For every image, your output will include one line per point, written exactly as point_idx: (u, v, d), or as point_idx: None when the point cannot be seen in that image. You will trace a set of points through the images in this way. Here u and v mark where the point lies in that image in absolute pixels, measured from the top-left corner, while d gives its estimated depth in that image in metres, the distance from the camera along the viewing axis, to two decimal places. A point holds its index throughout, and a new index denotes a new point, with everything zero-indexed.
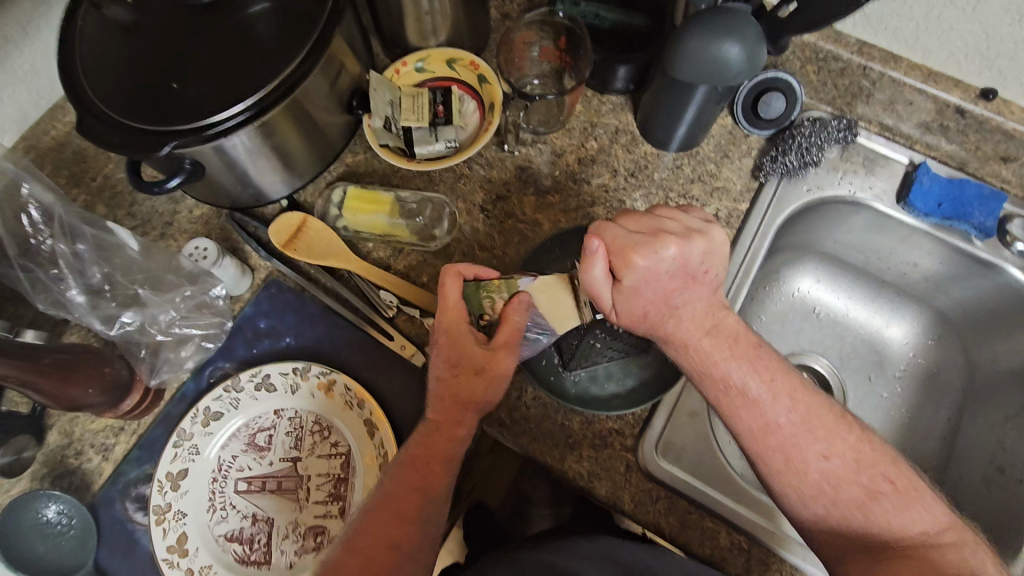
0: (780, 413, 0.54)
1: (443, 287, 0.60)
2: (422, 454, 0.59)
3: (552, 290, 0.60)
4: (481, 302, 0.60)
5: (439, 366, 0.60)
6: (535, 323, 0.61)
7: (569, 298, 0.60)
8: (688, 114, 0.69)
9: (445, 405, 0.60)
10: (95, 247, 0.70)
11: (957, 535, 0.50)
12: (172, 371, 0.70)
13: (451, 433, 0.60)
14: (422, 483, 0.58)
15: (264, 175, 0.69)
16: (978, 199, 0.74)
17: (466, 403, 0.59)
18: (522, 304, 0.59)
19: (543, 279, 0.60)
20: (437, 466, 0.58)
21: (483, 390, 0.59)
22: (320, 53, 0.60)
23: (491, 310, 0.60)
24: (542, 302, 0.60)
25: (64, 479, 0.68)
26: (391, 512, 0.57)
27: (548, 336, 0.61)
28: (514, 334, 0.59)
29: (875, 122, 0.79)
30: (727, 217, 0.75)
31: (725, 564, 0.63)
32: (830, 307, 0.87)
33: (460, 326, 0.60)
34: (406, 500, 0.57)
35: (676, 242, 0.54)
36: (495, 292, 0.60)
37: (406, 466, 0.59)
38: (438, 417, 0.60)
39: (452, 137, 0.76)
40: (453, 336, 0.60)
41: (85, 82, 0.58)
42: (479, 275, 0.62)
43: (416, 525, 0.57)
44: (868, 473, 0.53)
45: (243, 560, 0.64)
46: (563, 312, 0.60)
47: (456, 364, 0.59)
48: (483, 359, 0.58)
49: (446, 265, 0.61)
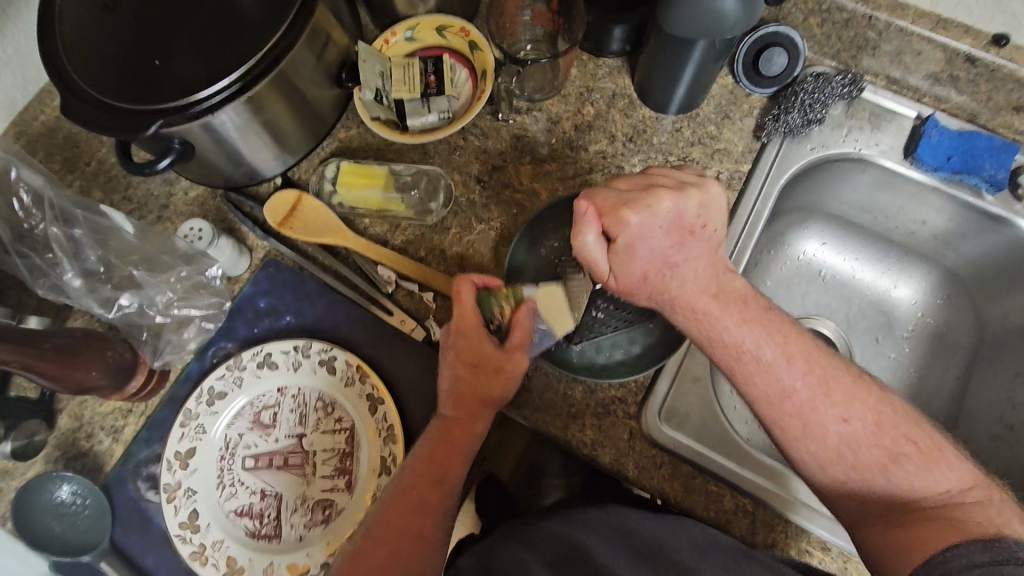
0: (796, 378, 0.53)
1: (458, 294, 0.60)
2: (441, 450, 0.59)
3: (552, 297, 0.59)
4: (492, 308, 0.59)
5: (457, 368, 0.60)
6: (537, 329, 0.59)
7: (568, 308, 0.59)
8: (687, 74, 0.66)
9: (462, 402, 0.60)
10: (92, 231, 0.71)
11: (983, 494, 0.49)
12: (175, 352, 0.72)
13: (470, 429, 0.60)
14: (444, 476, 0.58)
15: (256, 153, 0.68)
16: (989, 150, 0.71)
17: (485, 400, 0.60)
18: (529, 311, 0.58)
19: (545, 288, 0.59)
20: (454, 462, 0.59)
21: (501, 388, 0.60)
22: (303, 23, 0.59)
23: (501, 315, 0.59)
24: (544, 307, 0.59)
25: (77, 460, 0.70)
26: (410, 505, 0.57)
27: (550, 339, 0.60)
28: (526, 338, 0.59)
29: (881, 76, 0.77)
30: (729, 178, 0.73)
31: (731, 526, 0.63)
32: (837, 270, 0.85)
33: (476, 330, 0.59)
34: (423, 492, 0.58)
35: (670, 196, 0.54)
36: (504, 297, 0.59)
37: (423, 461, 0.59)
38: (456, 413, 0.60)
39: (445, 107, 0.74)
40: (470, 339, 0.59)
41: (70, 64, 0.58)
42: (489, 283, 0.61)
43: (434, 518, 0.57)
44: (890, 435, 0.51)
45: (255, 534, 0.66)
46: (561, 317, 0.59)
47: (474, 367, 0.59)
48: (503, 363, 0.59)
49: (459, 274, 0.61)
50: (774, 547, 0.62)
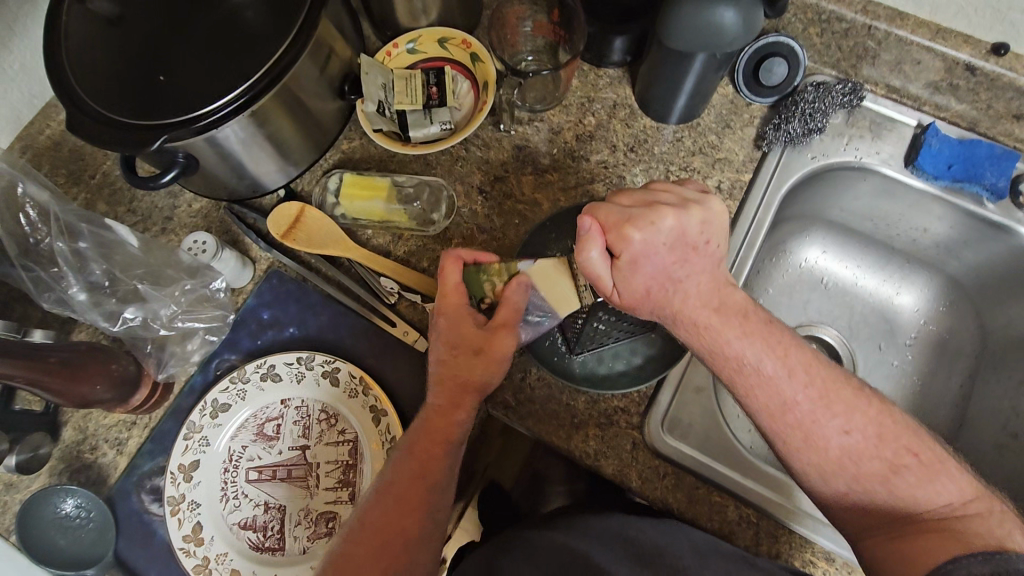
0: (797, 390, 0.53)
1: (443, 271, 0.61)
2: (424, 440, 0.59)
3: (550, 274, 0.61)
4: (482, 285, 0.61)
5: (440, 347, 0.61)
6: (535, 304, 0.62)
7: (569, 283, 0.62)
8: (688, 85, 0.67)
9: (444, 386, 0.60)
10: (97, 244, 0.71)
11: (984, 505, 0.48)
12: (179, 364, 0.72)
13: (452, 417, 0.60)
14: (426, 470, 0.58)
15: (259, 165, 0.68)
16: (989, 158, 0.72)
17: (466, 384, 0.60)
18: (522, 285, 0.60)
19: (542, 263, 0.61)
20: (437, 452, 0.59)
21: (482, 370, 0.59)
22: (307, 36, 0.59)
23: (491, 293, 0.61)
24: (542, 284, 0.61)
25: (81, 473, 0.70)
26: (395, 500, 0.57)
27: (551, 319, 0.62)
28: (512, 315, 0.60)
29: (881, 85, 0.77)
30: (730, 187, 0.74)
31: (735, 538, 0.63)
32: (839, 278, 0.85)
33: (459, 308, 0.60)
34: (407, 487, 0.58)
35: (673, 212, 0.55)
36: (496, 275, 0.61)
37: (406, 455, 0.59)
38: (439, 400, 0.60)
39: (446, 119, 0.75)
40: (451, 318, 0.60)
41: (76, 80, 0.58)
42: (478, 259, 0.62)
43: (421, 511, 0.57)
44: (891, 447, 0.51)
45: (258, 546, 0.66)
46: (563, 295, 0.62)
47: (457, 344, 0.60)
48: (483, 341, 0.59)
49: (444, 251, 0.61)
50: (779, 558, 0.62)
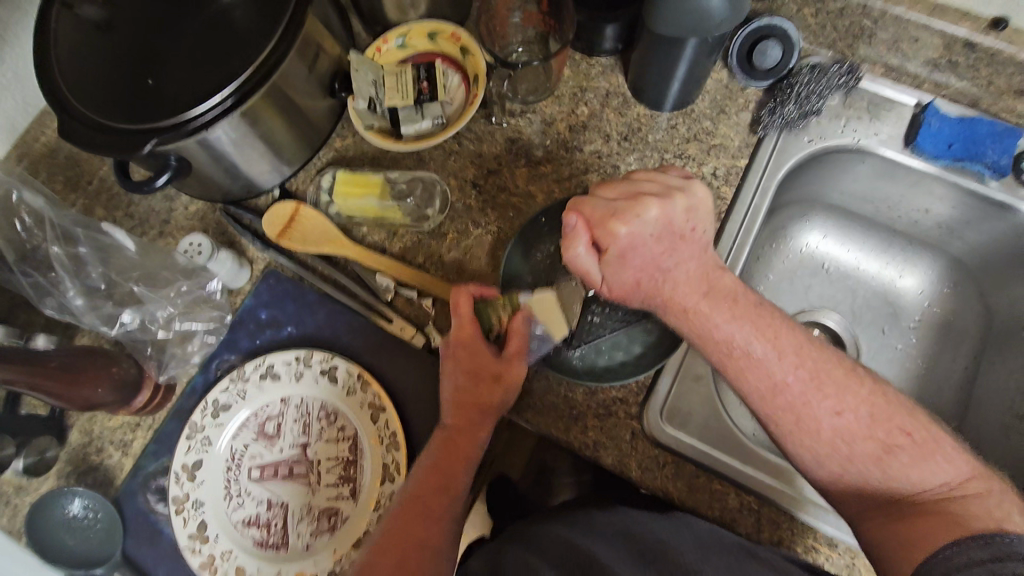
0: (788, 372, 0.53)
1: (455, 305, 0.62)
2: (445, 458, 0.60)
3: (550, 305, 0.60)
4: (490, 317, 0.62)
5: (456, 378, 0.62)
6: (535, 334, 0.62)
7: (562, 314, 0.61)
8: (680, 71, 0.66)
9: (462, 410, 0.62)
10: (95, 249, 0.73)
11: (983, 485, 0.48)
12: (179, 365, 0.73)
13: (473, 439, 0.61)
14: (447, 484, 0.59)
15: (253, 166, 0.69)
16: (990, 136, 0.70)
17: (485, 409, 0.61)
18: (524, 318, 0.61)
19: (542, 297, 0.60)
20: (458, 471, 0.60)
21: (500, 397, 0.61)
22: (294, 35, 0.59)
23: (499, 324, 0.62)
24: (542, 315, 0.61)
25: (88, 475, 0.72)
26: (416, 511, 0.57)
27: (548, 345, 0.63)
28: (519, 348, 0.61)
29: (880, 63, 0.75)
30: (725, 174, 0.73)
31: (737, 525, 0.63)
32: (841, 262, 0.84)
33: (472, 339, 0.62)
34: (429, 496, 0.58)
35: (657, 203, 0.54)
36: (500, 306, 0.61)
37: (425, 472, 0.59)
38: (458, 423, 0.62)
39: (438, 114, 0.74)
40: (468, 349, 0.62)
41: (65, 85, 0.59)
42: (484, 293, 0.63)
43: (443, 523, 0.58)
44: (884, 428, 0.51)
45: (262, 543, 0.67)
46: (558, 325, 0.61)
47: (472, 375, 0.61)
48: (500, 370, 0.60)
49: (456, 285, 0.63)
50: (781, 545, 0.62)
